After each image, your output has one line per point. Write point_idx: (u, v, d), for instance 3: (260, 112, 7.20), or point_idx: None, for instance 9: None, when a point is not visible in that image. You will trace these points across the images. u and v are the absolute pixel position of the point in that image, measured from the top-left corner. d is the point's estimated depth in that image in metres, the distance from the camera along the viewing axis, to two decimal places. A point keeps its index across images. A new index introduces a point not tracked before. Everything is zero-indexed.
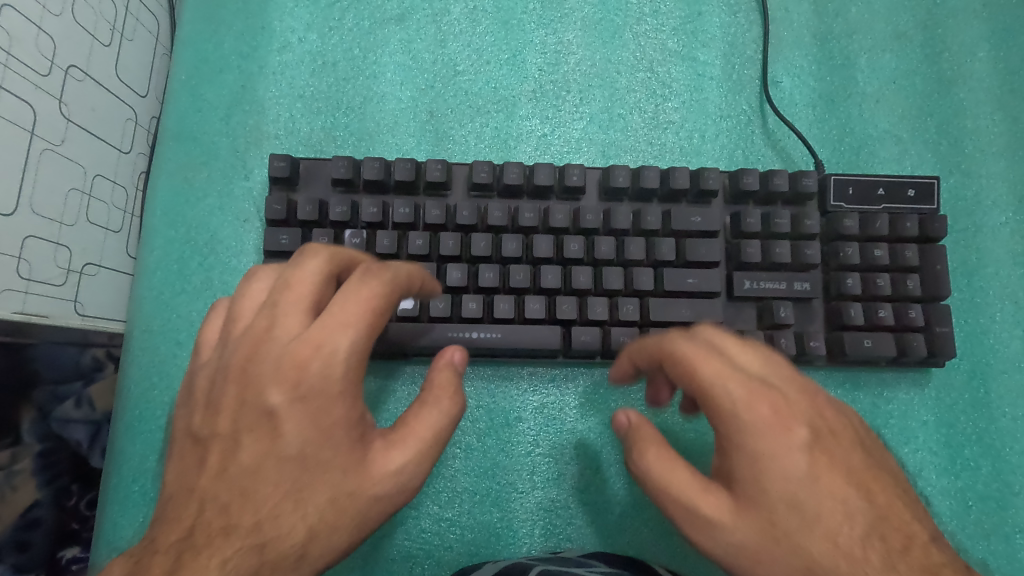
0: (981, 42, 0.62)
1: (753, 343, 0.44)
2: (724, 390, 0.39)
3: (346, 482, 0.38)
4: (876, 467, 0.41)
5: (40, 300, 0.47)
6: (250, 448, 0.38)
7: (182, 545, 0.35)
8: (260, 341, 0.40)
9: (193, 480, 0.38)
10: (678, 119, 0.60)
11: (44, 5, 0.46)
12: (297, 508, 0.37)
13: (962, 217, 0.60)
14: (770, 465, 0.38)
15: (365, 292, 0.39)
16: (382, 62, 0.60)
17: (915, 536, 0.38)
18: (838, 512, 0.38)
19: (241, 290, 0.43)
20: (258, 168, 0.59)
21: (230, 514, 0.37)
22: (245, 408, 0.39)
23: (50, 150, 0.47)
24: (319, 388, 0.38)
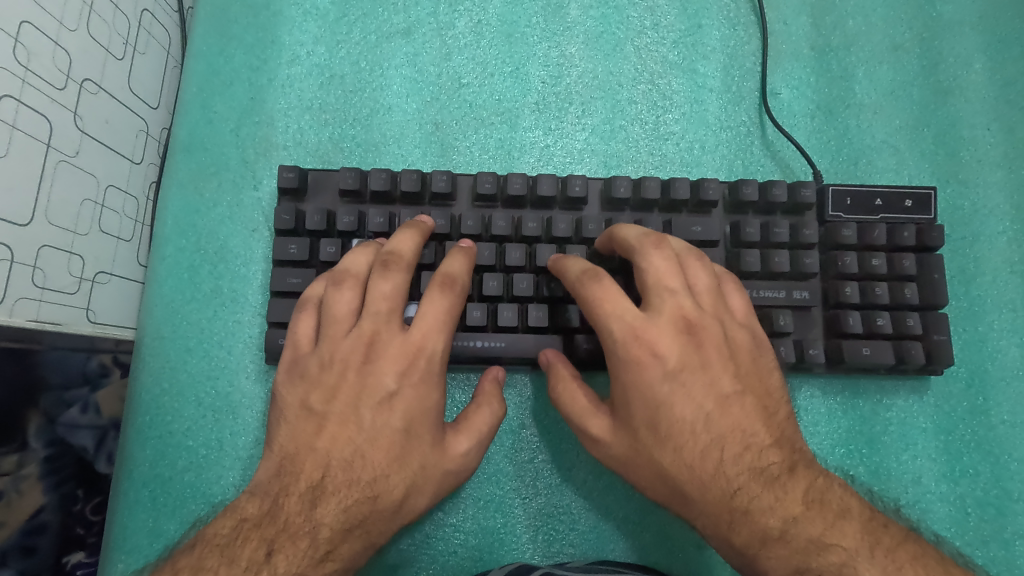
0: (977, 54, 0.63)
1: (684, 334, 0.47)
2: (635, 377, 0.46)
3: (431, 457, 0.47)
4: (784, 444, 0.46)
5: (54, 308, 0.48)
6: (377, 418, 0.47)
7: (314, 491, 0.45)
8: (375, 339, 0.49)
9: (313, 442, 0.47)
10: (678, 130, 0.61)
11: (61, 21, 0.47)
12: (401, 471, 0.46)
13: (959, 226, 0.60)
14: (670, 437, 0.46)
15: (441, 306, 0.48)
16: (388, 74, 0.62)
17: (802, 505, 0.44)
18: (728, 478, 0.45)
19: (330, 299, 0.49)
20: (267, 178, 0.60)
21: (351, 470, 0.46)
22: (364, 392, 0.48)
23: (65, 162, 0.48)
24: (421, 375, 0.48)
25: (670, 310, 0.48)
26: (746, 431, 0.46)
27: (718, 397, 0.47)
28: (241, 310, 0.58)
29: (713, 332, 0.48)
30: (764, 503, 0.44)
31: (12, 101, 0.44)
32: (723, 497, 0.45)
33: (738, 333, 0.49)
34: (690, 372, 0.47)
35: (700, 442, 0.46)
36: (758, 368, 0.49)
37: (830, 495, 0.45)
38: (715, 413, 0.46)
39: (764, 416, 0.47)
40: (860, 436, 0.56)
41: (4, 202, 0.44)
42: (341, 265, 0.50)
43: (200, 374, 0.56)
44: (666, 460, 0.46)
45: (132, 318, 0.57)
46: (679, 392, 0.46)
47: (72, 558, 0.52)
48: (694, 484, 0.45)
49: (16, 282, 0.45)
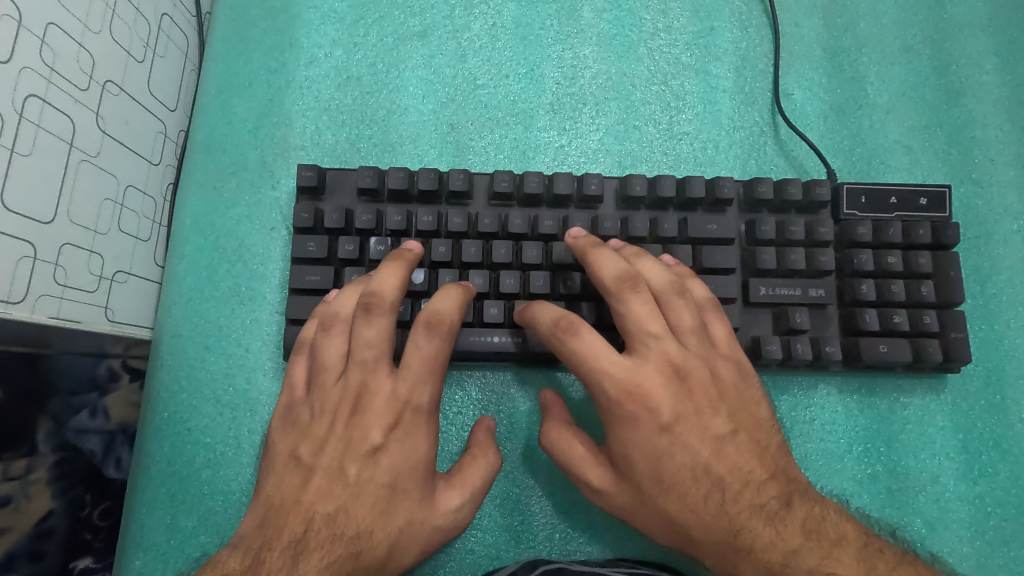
0: (988, 55, 0.63)
1: (673, 381, 0.47)
2: (631, 434, 0.46)
3: (418, 511, 0.46)
4: (779, 475, 0.46)
5: (75, 305, 0.48)
6: (361, 473, 0.46)
7: (297, 546, 0.43)
8: (363, 392, 0.48)
9: (299, 496, 0.46)
10: (691, 130, 0.62)
11: (85, 23, 0.48)
12: (385, 528, 0.45)
13: (973, 224, 0.61)
14: (673, 485, 0.45)
15: (425, 353, 0.47)
16: (405, 76, 0.62)
17: (801, 536, 0.43)
18: (730, 518, 0.44)
19: (321, 345, 0.50)
20: (285, 177, 0.61)
21: (334, 526, 0.44)
22: (350, 447, 0.47)
23: (87, 162, 0.49)
24: (407, 430, 0.47)
25: (656, 358, 0.47)
26: (743, 469, 0.46)
27: (713, 440, 0.46)
28: (259, 307, 0.58)
29: (700, 375, 0.48)
30: (766, 539, 0.43)
31: (37, 101, 0.44)
32: (726, 537, 0.44)
33: (721, 365, 0.49)
34: (685, 421, 0.46)
35: (702, 487, 0.45)
36: (745, 402, 0.49)
37: (827, 523, 0.44)
38: (713, 461, 0.46)
39: (758, 451, 0.47)
40: (878, 434, 0.56)
41: (29, 200, 0.44)
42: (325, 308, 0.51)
43: (217, 372, 0.57)
44: (671, 508, 0.45)
45: (150, 317, 0.57)
46: (677, 444, 0.46)
47: (79, 563, 0.53)
48: (699, 527, 0.44)
49: (39, 279, 0.45)
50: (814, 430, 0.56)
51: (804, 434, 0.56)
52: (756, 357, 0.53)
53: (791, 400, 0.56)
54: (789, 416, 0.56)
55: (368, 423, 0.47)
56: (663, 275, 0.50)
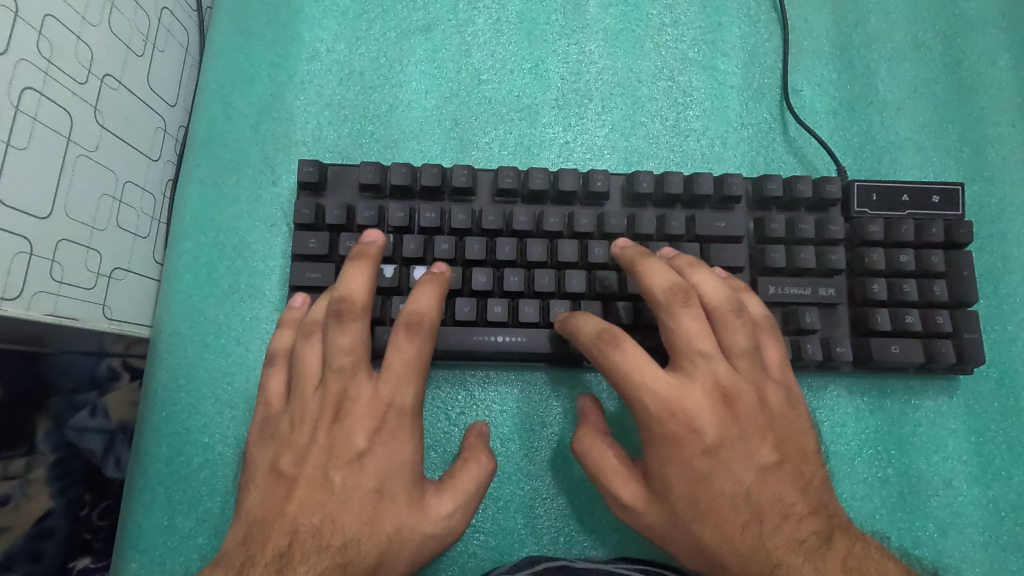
0: (1000, 52, 0.62)
1: (721, 403, 0.45)
2: (672, 454, 0.44)
3: (406, 517, 0.45)
4: (820, 511, 0.44)
5: (72, 302, 0.47)
6: (347, 480, 0.45)
7: (281, 560, 0.41)
8: (342, 401, 0.47)
9: (283, 507, 0.45)
10: (699, 127, 0.61)
11: (83, 15, 0.47)
12: (372, 537, 0.43)
13: (986, 223, 0.60)
14: (709, 512, 0.44)
15: (408, 352, 0.47)
16: (407, 71, 0.61)
17: (842, 575, 0.41)
18: (768, 551, 0.42)
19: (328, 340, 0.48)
20: (286, 173, 0.60)
21: (321, 536, 0.43)
22: (334, 453, 0.46)
23: (84, 156, 0.48)
24: (391, 432, 0.46)
25: (703, 377, 0.46)
26: (785, 501, 0.44)
27: (757, 469, 0.45)
28: (259, 305, 0.57)
29: (749, 399, 0.46)
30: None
31: (33, 93, 0.44)
32: (763, 571, 0.42)
33: (772, 390, 0.48)
34: (729, 446, 0.45)
35: (740, 516, 0.43)
36: (793, 431, 0.47)
37: (868, 562, 0.42)
38: (754, 487, 0.44)
39: (801, 484, 0.45)
40: (889, 436, 0.55)
41: (26, 195, 0.43)
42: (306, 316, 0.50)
43: (216, 370, 0.56)
44: (704, 535, 0.44)
45: (149, 315, 0.56)
46: (718, 468, 0.44)
47: (78, 563, 0.51)
48: (734, 558, 0.43)
49: (34, 275, 0.44)
50: (824, 432, 0.55)
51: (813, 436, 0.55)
52: None
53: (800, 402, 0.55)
54: None
55: (354, 441, 0.46)
56: (719, 291, 0.48)
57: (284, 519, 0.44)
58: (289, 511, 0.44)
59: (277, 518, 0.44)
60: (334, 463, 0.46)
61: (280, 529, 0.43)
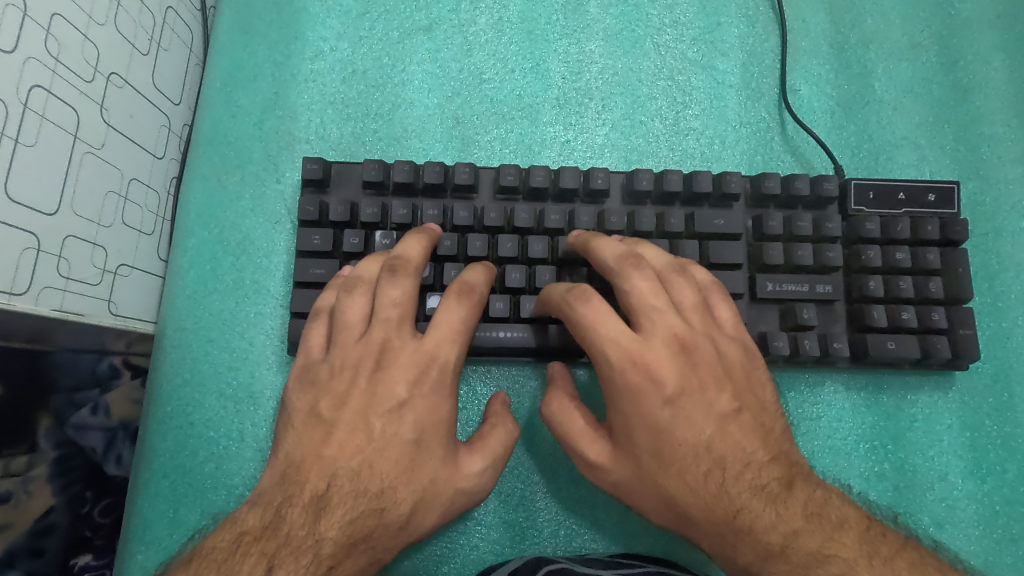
0: (995, 52, 0.63)
1: (679, 354, 0.46)
2: (633, 407, 0.45)
3: (442, 470, 0.45)
4: (782, 458, 0.45)
5: (78, 298, 0.48)
6: (387, 428, 0.46)
7: (319, 502, 0.43)
8: (385, 350, 0.47)
9: (320, 451, 0.45)
10: (698, 126, 0.62)
11: (90, 15, 0.48)
12: (409, 484, 0.44)
13: (982, 221, 0.60)
14: (672, 461, 0.45)
15: (457, 315, 0.48)
16: (410, 70, 0.62)
17: (802, 519, 0.42)
18: (731, 497, 0.43)
19: (380, 291, 0.48)
20: (290, 171, 0.60)
21: (359, 480, 0.44)
22: (373, 401, 0.46)
23: (91, 154, 0.49)
24: (433, 385, 0.46)
25: (659, 332, 0.47)
26: (745, 450, 0.45)
27: (717, 418, 0.46)
28: (264, 301, 0.58)
29: (706, 351, 0.47)
30: (766, 521, 0.42)
31: (42, 91, 0.44)
32: (725, 518, 0.43)
33: (726, 345, 0.49)
34: (689, 395, 0.46)
35: (702, 465, 0.44)
36: (752, 383, 0.48)
37: (829, 507, 0.43)
38: (715, 437, 0.45)
39: (761, 433, 0.46)
40: (885, 431, 0.56)
41: (34, 191, 0.44)
42: (353, 269, 0.50)
43: (221, 365, 0.57)
44: (669, 486, 0.45)
45: (153, 311, 0.57)
46: (680, 417, 0.45)
47: (79, 560, 0.53)
48: (698, 507, 0.44)
49: (42, 271, 0.45)
50: (821, 427, 0.55)
51: (810, 431, 0.55)
52: (763, 352, 0.53)
53: (797, 397, 0.56)
54: (795, 413, 0.55)
55: (393, 391, 0.46)
56: (661, 257, 0.50)
57: (321, 462, 0.45)
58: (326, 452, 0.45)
59: (316, 459, 0.45)
60: (370, 412, 0.46)
61: (319, 469, 0.44)
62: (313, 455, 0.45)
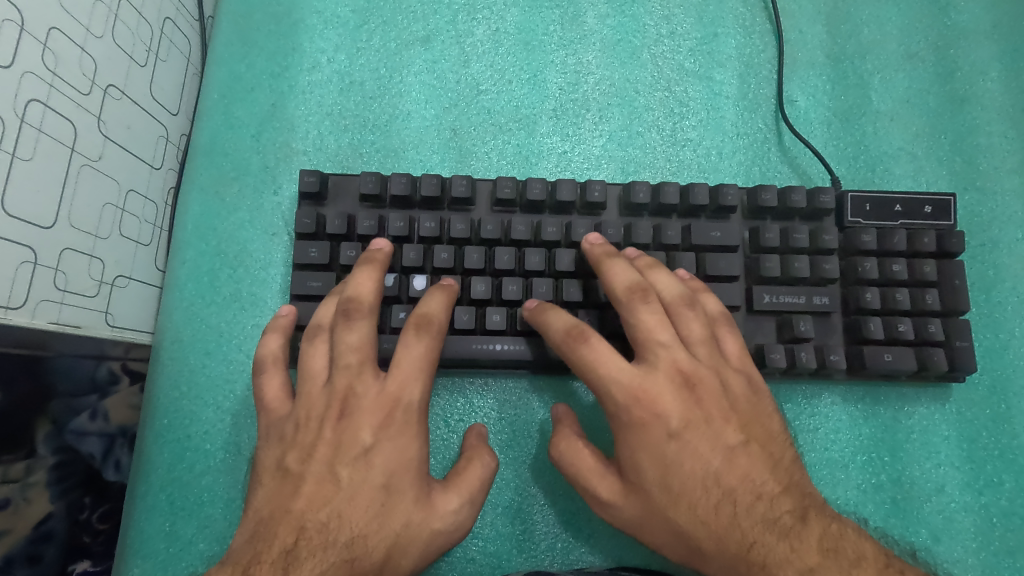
0: (992, 63, 0.63)
1: (682, 388, 0.47)
2: (639, 439, 0.46)
3: (415, 513, 0.45)
4: (794, 490, 0.45)
5: (75, 311, 0.48)
6: (354, 476, 0.45)
7: (287, 558, 0.41)
8: (348, 396, 0.47)
9: (289, 504, 0.44)
10: (695, 137, 0.62)
11: (88, 28, 0.48)
12: (381, 530, 0.44)
13: (978, 232, 0.60)
14: (683, 494, 0.44)
15: (415, 354, 0.47)
16: (407, 81, 0.62)
17: (818, 554, 0.41)
18: (743, 531, 0.43)
19: (338, 340, 0.49)
20: (287, 182, 0.60)
21: (328, 532, 0.43)
22: (340, 450, 0.46)
23: (88, 166, 0.49)
24: (399, 427, 0.46)
25: (665, 365, 0.48)
26: (755, 482, 0.45)
27: (724, 449, 0.46)
28: (261, 313, 0.58)
29: (710, 383, 0.48)
30: (780, 555, 0.41)
31: (39, 105, 0.44)
32: (739, 552, 0.42)
33: (732, 376, 0.49)
34: (694, 428, 0.46)
35: (713, 497, 0.44)
36: (758, 415, 0.48)
37: (844, 541, 0.42)
38: (723, 468, 0.45)
39: (771, 464, 0.46)
40: (882, 443, 0.56)
41: (30, 205, 0.44)
42: (313, 319, 0.51)
43: (218, 377, 0.57)
44: (680, 520, 0.44)
45: (151, 322, 0.57)
46: (686, 450, 0.45)
47: (78, 566, 0.50)
48: (711, 541, 0.43)
49: (38, 284, 0.45)
50: (818, 439, 0.55)
51: (806, 443, 0.55)
52: (760, 364, 0.53)
53: (794, 408, 0.56)
54: (792, 424, 0.55)
55: (358, 432, 0.46)
56: (674, 286, 0.50)
57: (289, 518, 0.43)
58: (295, 506, 0.44)
59: (279, 516, 0.44)
60: (338, 457, 0.46)
61: (288, 525, 0.43)
62: (274, 511, 0.44)
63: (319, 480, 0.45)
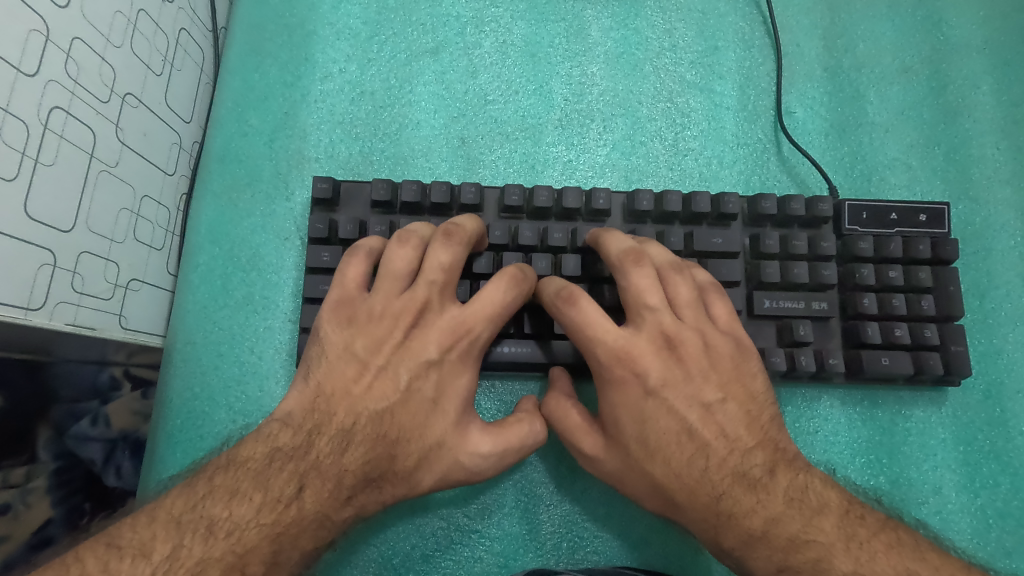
0: (983, 77, 0.65)
1: (665, 350, 0.49)
2: (618, 397, 0.48)
3: (451, 434, 0.48)
4: (767, 444, 0.47)
5: (90, 313, 0.49)
6: (413, 382, 0.48)
7: (345, 436, 0.46)
8: (426, 309, 0.49)
9: (350, 388, 0.48)
10: (696, 146, 0.63)
11: (108, 38, 0.50)
12: (420, 440, 0.48)
13: (972, 240, 0.62)
14: (658, 449, 0.47)
15: (499, 296, 0.49)
16: (417, 91, 0.64)
17: (784, 504, 0.44)
18: (713, 484, 0.46)
19: (429, 251, 0.49)
20: (299, 189, 0.62)
21: (379, 425, 0.47)
22: (406, 354, 0.49)
23: (106, 172, 0.50)
24: (460, 354, 0.49)
25: (649, 328, 0.49)
26: (729, 436, 0.47)
27: (701, 406, 0.48)
28: (272, 316, 0.59)
29: (693, 345, 0.49)
30: (745, 506, 0.45)
31: (61, 112, 0.46)
32: (709, 503, 0.46)
33: (718, 339, 0.50)
34: (671, 386, 0.48)
35: (685, 451, 0.47)
36: (741, 373, 0.49)
37: (810, 492, 0.45)
38: (698, 425, 0.48)
39: (746, 420, 0.48)
40: (880, 445, 0.57)
41: (51, 209, 0.45)
42: (406, 225, 0.51)
43: (230, 379, 0.58)
44: (656, 472, 0.47)
45: (163, 325, 0.58)
46: (662, 408, 0.48)
47: None
48: (683, 493, 0.46)
49: (57, 286, 0.46)
50: (818, 441, 0.57)
51: (807, 445, 0.57)
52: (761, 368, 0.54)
53: (794, 412, 0.57)
54: (793, 427, 0.57)
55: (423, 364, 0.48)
56: (665, 255, 0.52)
57: (342, 404, 0.47)
58: (349, 396, 0.48)
59: (332, 402, 0.48)
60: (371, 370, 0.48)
61: (346, 406, 0.47)
62: (331, 389, 0.48)
63: (371, 378, 0.48)
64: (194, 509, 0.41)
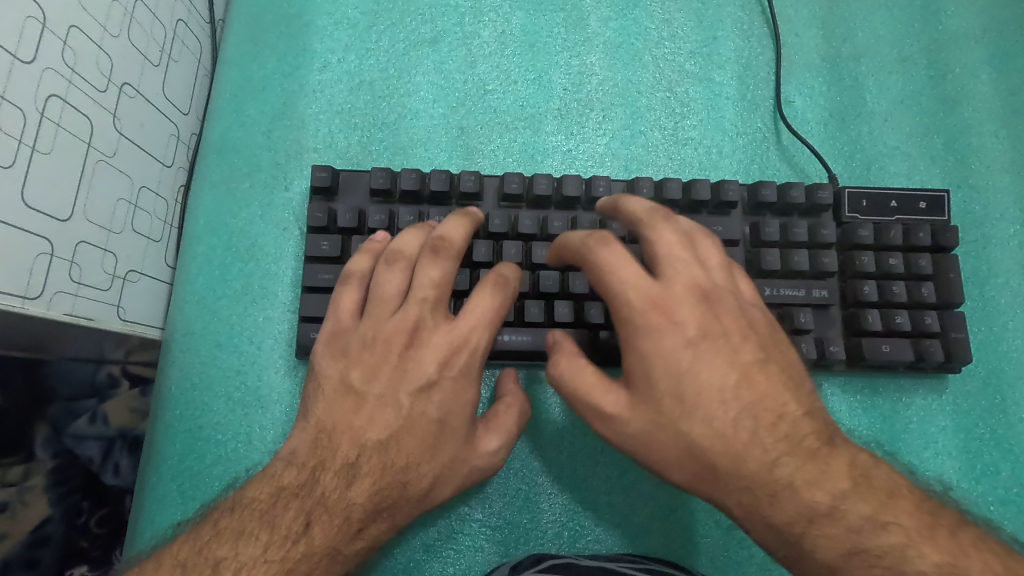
0: (982, 66, 0.65)
1: (704, 302, 0.45)
2: (653, 347, 0.44)
3: (461, 450, 0.47)
4: (816, 414, 0.44)
5: (88, 303, 0.49)
6: (414, 404, 0.47)
7: (352, 468, 0.45)
8: (419, 328, 0.48)
9: (351, 420, 0.47)
10: (695, 136, 0.63)
11: (105, 27, 0.49)
12: (430, 461, 0.47)
13: (972, 228, 0.62)
14: (696, 405, 0.43)
15: (488, 303, 0.48)
16: (416, 81, 0.64)
17: (850, 479, 0.40)
18: (767, 450, 0.41)
19: (418, 270, 0.49)
20: (298, 179, 0.62)
21: (386, 453, 0.46)
22: (404, 378, 0.47)
23: (104, 162, 0.50)
24: (461, 369, 0.48)
25: (685, 279, 0.45)
26: (778, 400, 0.43)
27: (742, 364, 0.44)
28: (271, 306, 0.59)
29: (729, 303, 0.46)
30: (802, 478, 0.40)
31: (58, 100, 0.45)
32: (758, 470, 0.41)
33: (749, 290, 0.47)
34: (711, 338, 0.44)
35: (728, 411, 0.42)
36: (777, 340, 0.47)
37: (875, 471, 0.41)
38: (742, 382, 0.43)
39: (791, 383, 0.44)
40: (881, 433, 0.57)
41: (48, 197, 0.45)
42: (394, 244, 0.51)
43: (229, 369, 0.57)
44: (692, 431, 0.42)
45: (161, 317, 0.58)
46: (702, 360, 0.43)
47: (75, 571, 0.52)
48: (726, 457, 0.42)
49: (55, 276, 0.46)
50: None
51: None
52: None
53: None
54: None
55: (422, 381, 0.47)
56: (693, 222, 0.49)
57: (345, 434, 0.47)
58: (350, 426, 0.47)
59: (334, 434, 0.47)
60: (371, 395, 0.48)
61: (348, 437, 0.47)
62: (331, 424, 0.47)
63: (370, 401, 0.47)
64: (200, 552, 0.41)
